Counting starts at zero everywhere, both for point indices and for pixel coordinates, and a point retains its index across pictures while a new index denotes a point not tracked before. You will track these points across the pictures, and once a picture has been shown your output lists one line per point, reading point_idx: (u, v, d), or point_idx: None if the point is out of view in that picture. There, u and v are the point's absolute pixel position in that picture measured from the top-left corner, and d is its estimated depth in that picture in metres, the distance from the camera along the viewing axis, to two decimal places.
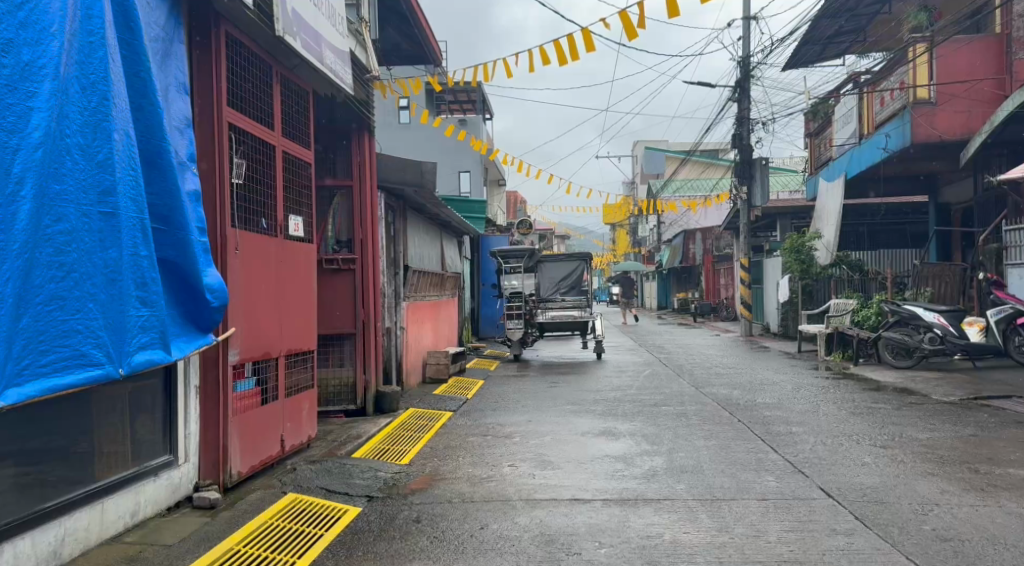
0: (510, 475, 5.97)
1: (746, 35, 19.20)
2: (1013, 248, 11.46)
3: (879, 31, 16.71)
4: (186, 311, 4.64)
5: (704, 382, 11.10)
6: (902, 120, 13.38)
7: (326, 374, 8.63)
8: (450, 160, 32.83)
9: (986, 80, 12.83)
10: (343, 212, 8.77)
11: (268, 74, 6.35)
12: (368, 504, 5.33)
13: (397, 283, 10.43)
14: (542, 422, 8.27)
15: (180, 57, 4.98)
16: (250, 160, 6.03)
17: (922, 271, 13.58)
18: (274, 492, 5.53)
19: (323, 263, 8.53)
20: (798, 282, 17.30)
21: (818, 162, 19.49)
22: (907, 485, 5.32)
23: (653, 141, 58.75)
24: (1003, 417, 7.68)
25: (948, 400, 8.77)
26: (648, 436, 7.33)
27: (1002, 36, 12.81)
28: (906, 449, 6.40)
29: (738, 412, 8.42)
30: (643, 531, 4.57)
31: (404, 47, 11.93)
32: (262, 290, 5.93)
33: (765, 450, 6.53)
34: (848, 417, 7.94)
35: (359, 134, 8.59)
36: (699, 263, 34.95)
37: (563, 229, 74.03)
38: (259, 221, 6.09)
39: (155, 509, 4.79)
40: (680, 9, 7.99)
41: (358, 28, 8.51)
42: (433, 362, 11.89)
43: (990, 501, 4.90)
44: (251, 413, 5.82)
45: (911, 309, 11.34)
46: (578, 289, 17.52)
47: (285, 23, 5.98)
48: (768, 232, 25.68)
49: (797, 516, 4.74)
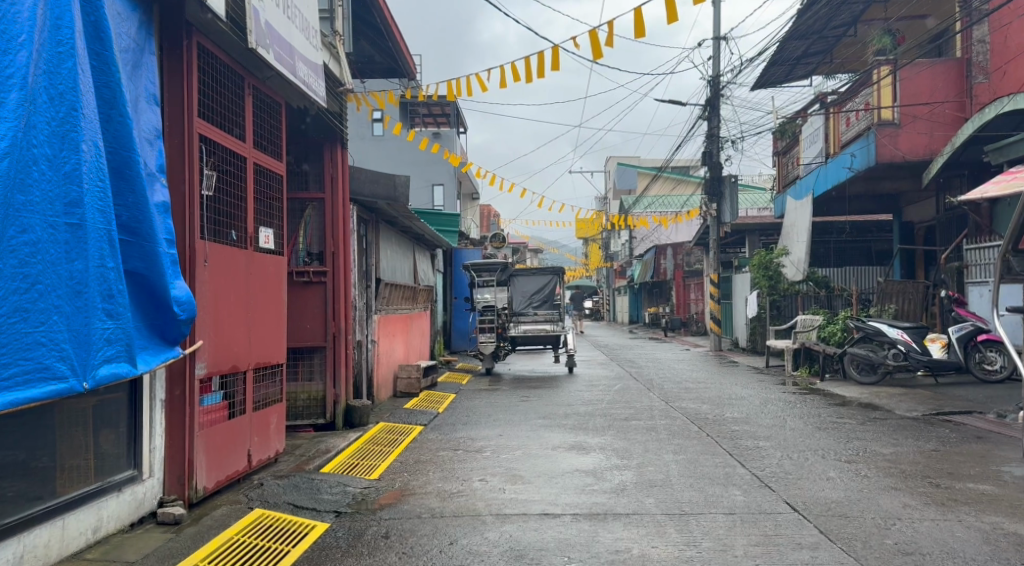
0: (480, 490, 5.96)
1: (716, 54, 19.49)
2: (974, 267, 11.69)
3: (845, 53, 17.05)
4: (152, 323, 4.61)
5: (674, 396, 11.21)
6: (867, 140, 13.65)
7: (295, 388, 8.55)
8: (423, 173, 32.91)
9: (948, 103, 13.08)
10: (315, 224, 8.72)
11: (239, 86, 6.32)
12: (336, 519, 5.29)
13: (369, 295, 10.36)
14: (513, 436, 8.27)
15: (151, 67, 4.95)
16: (220, 172, 5.98)
17: (885, 287, 13.73)
18: (240, 507, 5.46)
19: (293, 276, 8.51)
20: (765, 298, 17.29)
21: (785, 180, 19.88)
22: (871, 499, 5.41)
23: (626, 158, 59.59)
24: (963, 432, 7.83)
25: (911, 414, 8.93)
26: (618, 450, 7.37)
27: (963, 60, 13.05)
28: (870, 464, 6.51)
29: (707, 427, 8.49)
30: (612, 546, 4.58)
31: (377, 60, 11.93)
32: (230, 305, 5.88)
33: (733, 465, 6.60)
34: (814, 432, 8.03)
35: (331, 147, 8.60)
36: (670, 278, 35.30)
37: (536, 244, 74.61)
38: (229, 233, 6.05)
39: (118, 525, 4.70)
40: (647, 29, 8.12)
41: (332, 41, 8.50)
42: (404, 376, 11.87)
43: (951, 516, 4.99)
44: (217, 427, 5.76)
45: (875, 325, 11.51)
46: (551, 302, 17.52)
47: (257, 35, 5.92)
48: (737, 248, 26.03)
49: (764, 530, 4.80)
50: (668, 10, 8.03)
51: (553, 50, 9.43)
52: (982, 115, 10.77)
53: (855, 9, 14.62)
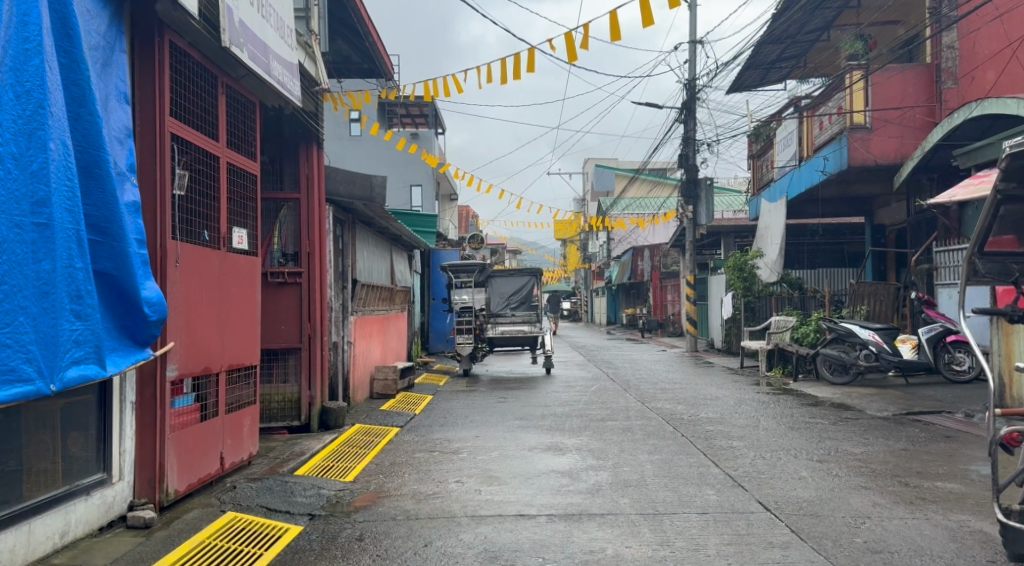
0: (456, 491, 5.96)
1: (692, 58, 19.63)
2: (943, 268, 11.50)
3: (819, 57, 17.27)
4: (122, 324, 4.56)
5: (650, 397, 11.27)
6: (840, 143, 13.82)
7: (269, 390, 8.48)
8: (400, 173, 32.80)
9: (918, 107, 13.27)
10: (290, 224, 8.66)
11: (213, 86, 6.27)
12: (310, 522, 5.25)
13: (345, 296, 10.31)
14: (489, 437, 8.27)
15: (121, 66, 4.89)
16: (193, 171, 5.92)
17: (858, 288, 13.99)
18: (212, 511, 5.41)
19: (267, 277, 8.44)
20: (741, 299, 17.63)
21: (760, 183, 20.07)
22: (842, 498, 5.48)
23: (604, 160, 59.84)
24: (932, 432, 7.96)
25: (882, 414, 9.06)
26: (595, 451, 7.39)
27: (933, 66, 13.25)
28: (841, 463, 6.59)
29: (682, 427, 8.56)
30: (586, 547, 4.60)
31: (355, 60, 11.88)
32: (202, 306, 5.81)
33: (707, 465, 6.65)
34: (786, 432, 8.12)
35: (307, 147, 8.55)
36: (647, 279, 35.48)
37: (515, 245, 74.74)
38: (202, 233, 5.99)
39: (87, 529, 4.63)
40: (622, 32, 8.16)
41: (308, 41, 8.45)
42: (381, 378, 11.84)
43: (919, 514, 5.07)
44: (189, 430, 5.69)
45: (847, 326, 11.63)
46: (528, 304, 17.58)
47: (232, 33, 5.85)
48: (713, 250, 26.23)
49: (736, 529, 4.85)
50: (643, 13, 8.09)
51: (529, 52, 9.47)
52: (951, 121, 10.92)
53: (828, 15, 14.80)
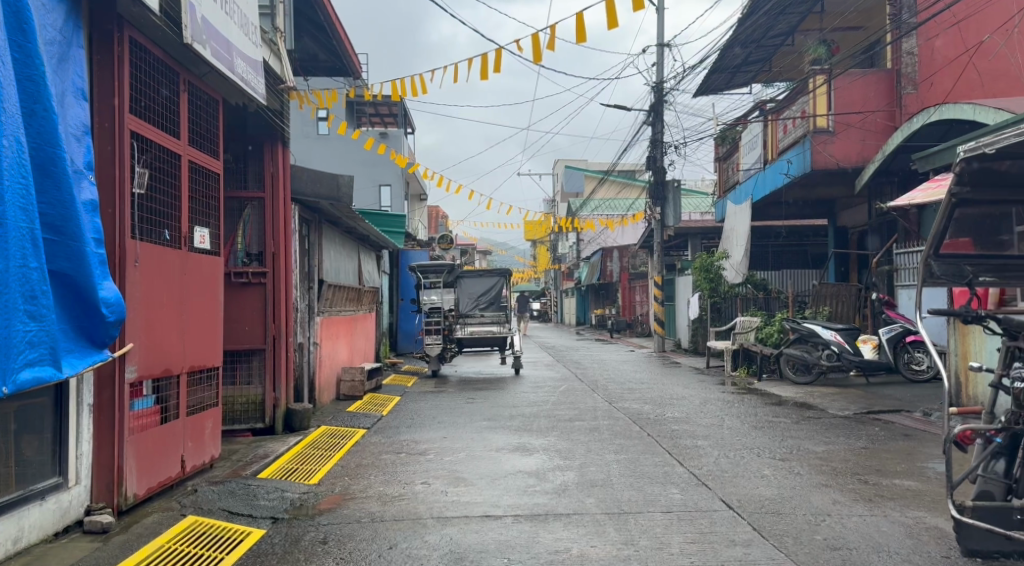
0: (422, 493, 5.93)
1: (660, 60, 19.78)
2: (903, 269, 11.62)
3: (783, 61, 17.50)
4: (80, 325, 4.47)
5: (617, 397, 11.33)
6: (803, 147, 14.01)
7: (232, 392, 8.36)
8: (369, 173, 32.60)
9: (879, 112, 13.51)
10: (254, 223, 8.55)
11: (174, 83, 6.17)
12: (273, 526, 5.20)
13: (311, 297, 10.20)
14: (457, 438, 8.24)
15: (78, 61, 4.78)
16: (153, 169, 5.82)
17: (820, 290, 14.32)
18: (172, 514, 5.33)
19: (231, 276, 8.32)
20: (707, 300, 17.88)
21: (726, 185, 20.31)
22: (803, 496, 5.56)
23: (573, 161, 60.06)
24: (891, 430, 8.12)
25: (843, 413, 9.22)
26: (561, 451, 7.41)
27: (893, 71, 13.47)
28: (802, 461, 6.69)
29: (648, 426, 8.63)
30: (551, 547, 4.61)
31: (322, 58, 11.77)
32: (162, 306, 5.72)
33: (672, 464, 6.71)
34: (749, 431, 8.23)
35: (271, 145, 8.45)
36: (616, 279, 35.69)
37: (485, 246, 74.69)
38: (162, 233, 5.89)
39: (42, 535, 4.53)
40: (587, 35, 8.20)
41: (273, 38, 8.35)
42: (347, 379, 11.73)
43: (877, 511, 5.16)
44: (149, 433, 5.59)
45: (809, 326, 11.85)
46: (498, 305, 17.42)
47: (194, 30, 5.75)
48: (680, 251, 26.45)
49: (699, 527, 4.90)
50: (608, 16, 8.13)
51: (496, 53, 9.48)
52: (910, 125, 11.13)
53: (793, 19, 15.00)
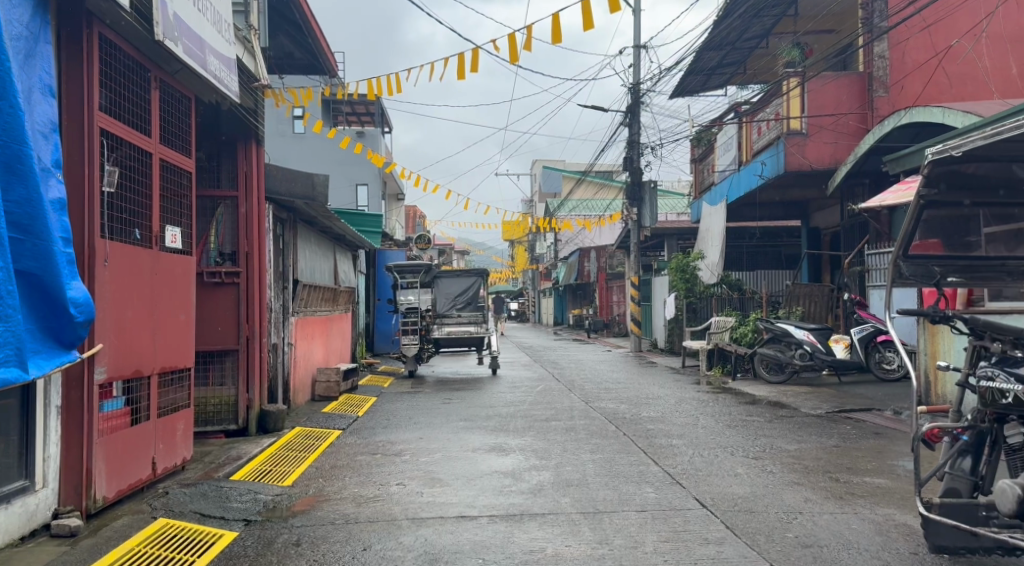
0: (397, 494, 5.91)
1: (636, 62, 19.87)
2: (874, 270, 11.90)
3: (758, 63, 17.66)
4: (47, 326, 4.40)
5: (594, 397, 11.36)
6: (777, 149, 14.16)
7: (205, 393, 8.28)
8: (345, 172, 32.42)
9: (851, 114, 13.69)
10: (227, 222, 8.47)
11: (145, 80, 6.09)
12: (245, 528, 5.15)
13: (286, 297, 10.13)
14: (433, 439, 8.23)
15: (46, 57, 4.70)
16: (124, 168, 5.74)
17: (793, 290, 14.37)
18: (142, 517, 5.26)
19: (203, 276, 8.23)
20: (683, 300, 18.01)
21: (701, 186, 20.47)
22: (775, 494, 5.61)
23: (551, 161, 60.17)
24: (862, 428, 8.23)
25: (815, 412, 9.33)
26: (538, 451, 7.42)
27: (865, 74, 13.56)
28: (775, 460, 6.76)
29: (624, 426, 8.67)
30: (526, 546, 4.61)
31: (297, 56, 11.68)
32: (132, 307, 5.64)
33: (647, 463, 6.75)
34: (723, 430, 8.30)
35: (245, 144, 8.38)
36: (594, 279, 35.83)
37: (463, 246, 74.60)
38: (133, 232, 5.80)
39: (7, 539, 4.44)
40: (563, 36, 8.22)
41: (247, 36, 8.27)
42: (323, 379, 11.65)
43: (848, 509, 5.23)
44: (118, 435, 5.51)
45: (783, 326, 11.98)
46: (475, 305, 17.46)
47: (165, 27, 5.68)
48: (657, 252, 26.60)
49: (673, 526, 4.92)
50: (584, 17, 8.16)
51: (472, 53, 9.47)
52: (881, 128, 11.30)
53: (767, 23, 15.14)
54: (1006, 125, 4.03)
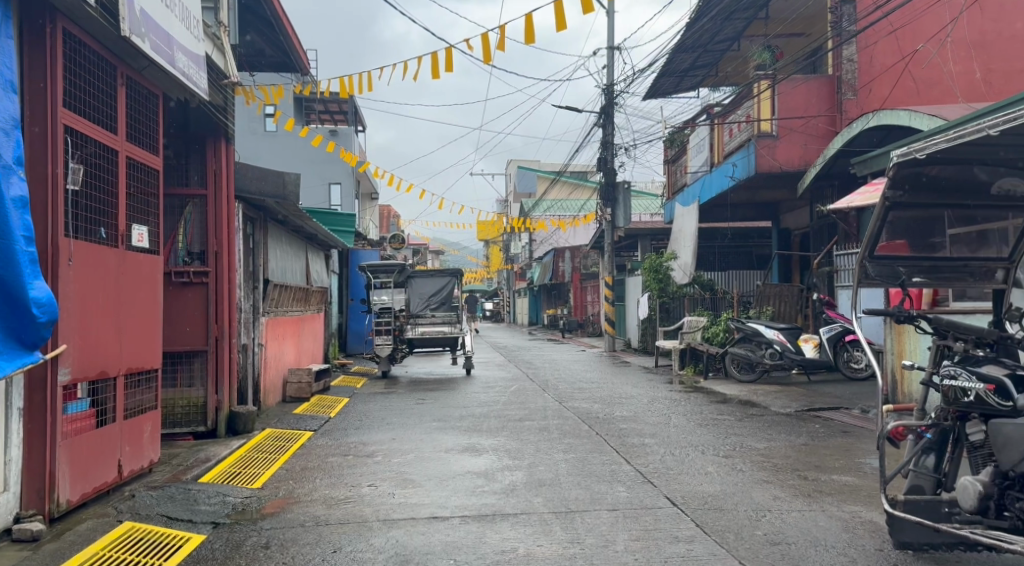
0: (368, 496, 5.87)
1: (610, 63, 19.96)
2: (842, 271, 12.04)
3: (729, 66, 17.83)
4: (8, 326, 4.30)
5: (567, 397, 11.37)
6: (748, 150, 14.30)
7: (173, 394, 8.16)
8: (318, 171, 32.17)
9: (820, 117, 13.86)
10: (196, 222, 8.35)
11: (112, 77, 5.99)
12: (213, 531, 5.09)
13: (256, 297, 10.02)
14: (406, 439, 8.19)
15: (8, 52, 4.60)
16: (89, 166, 5.64)
17: (763, 290, 14.48)
18: (107, 521, 5.17)
19: (171, 276, 8.12)
20: (656, 300, 18.10)
21: (674, 187, 20.63)
22: (744, 493, 5.67)
23: (526, 161, 60.22)
24: (830, 427, 8.35)
25: (785, 411, 9.45)
26: (510, 451, 7.42)
27: (834, 77, 13.80)
28: (745, 458, 6.83)
29: (597, 425, 8.69)
30: (498, 547, 4.61)
31: (268, 53, 11.56)
32: (98, 307, 5.54)
33: (619, 462, 6.78)
34: (695, 429, 8.36)
35: (214, 142, 8.28)
36: (568, 279, 35.94)
37: (438, 246, 74.42)
38: (98, 231, 5.70)
39: None
40: (536, 36, 8.23)
41: (216, 33, 8.17)
42: (294, 381, 11.56)
43: (815, 506, 5.30)
44: (83, 437, 5.41)
45: (753, 326, 12.08)
46: (448, 305, 17.39)
47: (132, 23, 5.58)
48: (631, 252, 26.75)
49: (643, 525, 4.95)
50: (557, 18, 8.18)
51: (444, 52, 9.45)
52: (850, 130, 11.45)
53: (738, 25, 15.29)
54: (968, 129, 4.14)
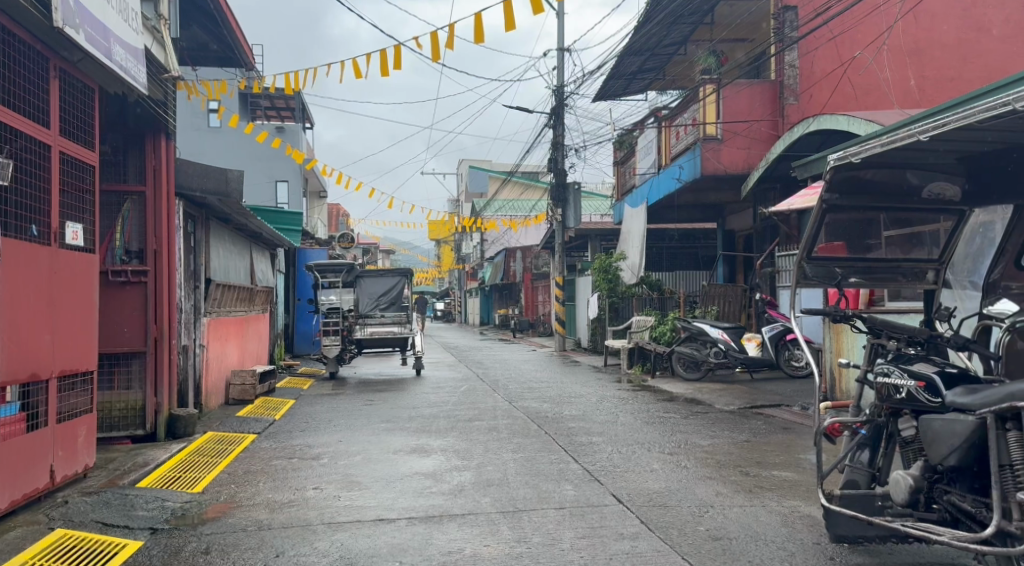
0: (313, 499, 5.79)
1: (560, 64, 20.09)
2: (783, 272, 12.29)
3: (676, 69, 18.10)
4: None
5: (517, 396, 11.40)
6: (693, 153, 14.56)
7: (109, 397, 7.92)
8: (265, 168, 31.62)
9: (763, 121, 14.20)
10: (134, 220, 8.11)
11: (43, 68, 5.78)
12: (152, 537, 4.95)
13: (197, 297, 9.80)
14: (353, 441, 8.10)
15: None
16: (18, 160, 5.44)
17: (708, 290, 14.82)
18: (38, 529, 4.98)
19: (108, 275, 7.88)
20: (606, 299, 18.17)
21: (623, 188, 20.86)
22: (688, 489, 5.76)
23: (478, 161, 60.20)
24: (772, 423, 8.54)
25: (728, 408, 9.64)
26: (459, 451, 7.40)
27: (776, 82, 14.15)
28: (689, 455, 6.95)
29: (545, 425, 8.72)
30: (444, 548, 4.59)
31: (212, 48, 11.33)
32: (28, 307, 5.34)
33: (566, 461, 6.82)
34: (642, 427, 8.46)
35: (154, 138, 8.06)
36: (519, 279, 36.04)
37: (389, 245, 73.86)
38: (29, 228, 5.49)
39: None
40: (484, 36, 8.23)
41: (156, 26, 7.95)
42: (237, 382, 11.31)
43: (756, 501, 5.41)
44: (12, 442, 5.20)
45: (699, 326, 12.27)
46: (398, 305, 17.21)
47: (65, 14, 5.39)
48: (581, 252, 26.94)
49: (590, 522, 4.99)
50: (505, 18, 8.19)
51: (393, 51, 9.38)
52: (791, 135, 11.73)
53: (685, 30, 15.55)
54: (900, 134, 4.28)
